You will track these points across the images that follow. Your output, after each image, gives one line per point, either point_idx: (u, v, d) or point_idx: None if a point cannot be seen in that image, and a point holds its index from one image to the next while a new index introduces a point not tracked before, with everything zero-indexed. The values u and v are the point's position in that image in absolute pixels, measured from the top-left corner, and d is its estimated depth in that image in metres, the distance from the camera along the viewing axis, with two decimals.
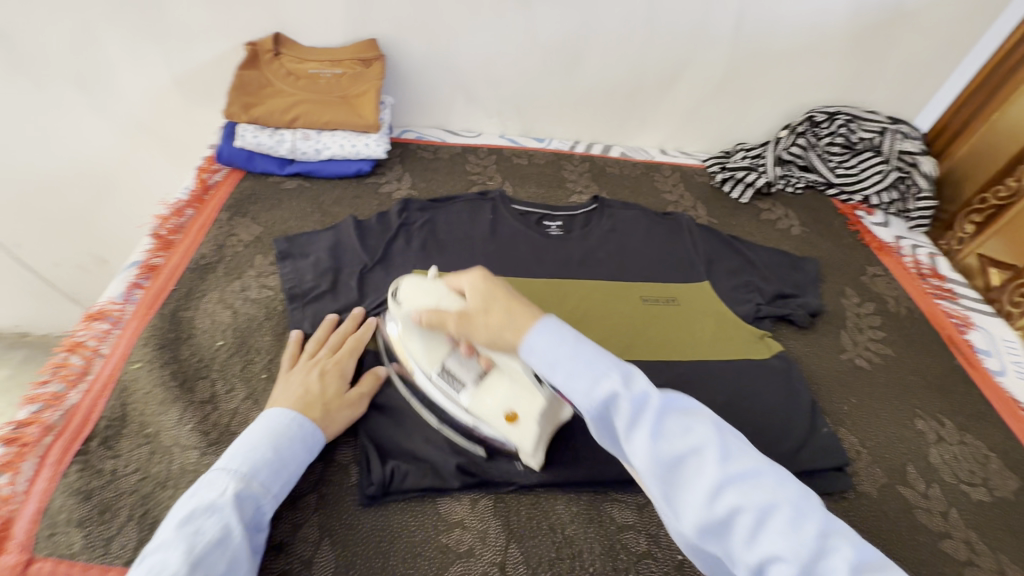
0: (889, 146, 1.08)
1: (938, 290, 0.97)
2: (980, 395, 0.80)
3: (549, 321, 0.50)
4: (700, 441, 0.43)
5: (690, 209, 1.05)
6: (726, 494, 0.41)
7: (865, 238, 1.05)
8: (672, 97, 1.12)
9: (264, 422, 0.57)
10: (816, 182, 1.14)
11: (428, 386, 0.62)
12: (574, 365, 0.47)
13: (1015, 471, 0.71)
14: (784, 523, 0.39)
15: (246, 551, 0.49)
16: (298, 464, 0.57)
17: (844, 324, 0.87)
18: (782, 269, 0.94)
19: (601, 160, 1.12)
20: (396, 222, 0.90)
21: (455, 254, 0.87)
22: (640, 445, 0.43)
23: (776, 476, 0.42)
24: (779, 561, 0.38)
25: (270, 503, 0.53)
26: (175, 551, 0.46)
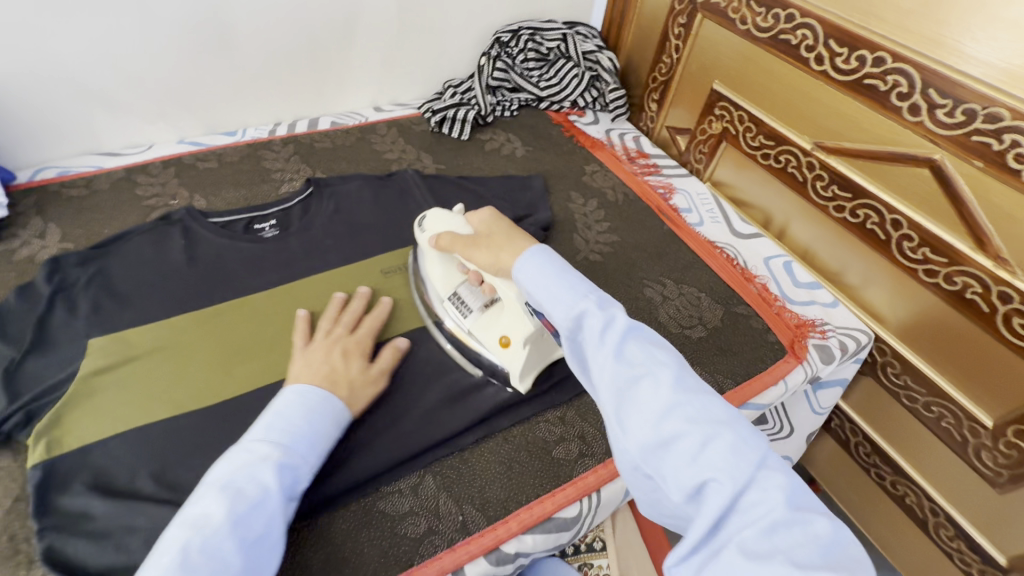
0: (573, 49, 1.15)
1: (645, 167, 1.10)
2: (687, 248, 0.93)
3: (551, 250, 0.58)
4: (658, 367, 0.49)
5: (415, 161, 1.00)
6: (674, 418, 0.46)
7: (579, 139, 1.12)
8: (359, 49, 1.04)
9: (297, 395, 0.57)
10: (528, 100, 1.18)
11: (438, 308, 0.72)
12: (562, 288, 0.54)
13: (719, 301, 0.85)
14: (726, 450, 0.44)
15: (282, 514, 0.50)
16: (328, 438, 0.57)
17: (575, 227, 0.93)
18: (512, 193, 0.97)
19: (308, 137, 1.01)
20: (47, 291, 0.70)
21: (142, 302, 0.72)
22: (604, 359, 0.50)
23: (732, 414, 0.47)
24: (713, 481, 0.43)
25: (308, 474, 0.54)
26: (217, 507, 0.47)
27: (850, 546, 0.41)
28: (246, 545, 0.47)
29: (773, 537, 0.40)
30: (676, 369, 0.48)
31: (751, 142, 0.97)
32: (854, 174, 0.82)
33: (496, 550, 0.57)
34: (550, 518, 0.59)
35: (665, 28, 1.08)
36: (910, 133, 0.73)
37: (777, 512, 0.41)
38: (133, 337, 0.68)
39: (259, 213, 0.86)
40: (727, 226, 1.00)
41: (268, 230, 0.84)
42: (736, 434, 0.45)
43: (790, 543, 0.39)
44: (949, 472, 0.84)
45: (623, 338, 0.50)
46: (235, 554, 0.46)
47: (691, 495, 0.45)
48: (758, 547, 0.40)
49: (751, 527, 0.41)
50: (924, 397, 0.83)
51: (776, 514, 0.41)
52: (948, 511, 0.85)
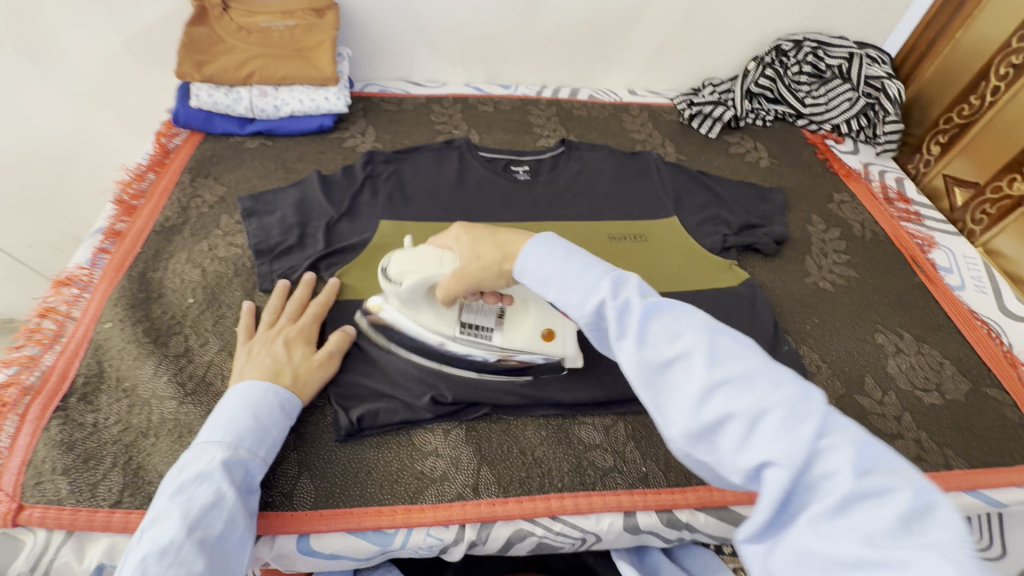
0: (856, 72, 1.07)
1: (904, 213, 0.99)
2: (940, 308, 0.82)
3: (554, 239, 0.52)
4: (685, 344, 0.41)
5: (659, 147, 1.04)
6: (711, 398, 0.38)
7: (832, 166, 1.05)
8: (638, 34, 1.10)
9: (239, 393, 0.56)
10: (785, 114, 1.13)
11: (454, 348, 0.65)
12: (571, 277, 0.48)
13: (967, 376, 0.75)
14: (776, 422, 0.36)
15: (244, 511, 0.50)
16: (279, 431, 0.57)
17: (809, 250, 0.88)
18: (747, 200, 0.95)
19: (568, 104, 1.10)
20: (362, 175, 0.89)
21: (421, 203, 0.87)
22: (627, 349, 0.42)
23: (772, 380, 0.38)
24: (770, 465, 0.35)
25: (260, 466, 0.54)
26: (172, 519, 0.46)
27: (952, 511, 0.31)
28: (210, 546, 0.46)
29: (853, 519, 0.31)
30: (701, 340, 0.40)
31: None
32: None
33: (671, 512, 0.59)
34: (727, 507, 0.60)
35: (989, 65, 0.95)
36: None
37: (847, 483, 0.32)
38: (411, 227, 0.83)
39: (517, 159, 0.96)
40: (995, 301, 0.86)
41: (522, 173, 0.95)
42: (781, 401, 0.37)
43: (878, 525, 0.31)
44: None
45: (642, 319, 0.43)
46: (202, 554, 0.45)
47: (749, 479, 0.37)
48: (833, 530, 0.32)
49: (818, 507, 0.33)
50: None
51: (843, 488, 0.32)
52: None
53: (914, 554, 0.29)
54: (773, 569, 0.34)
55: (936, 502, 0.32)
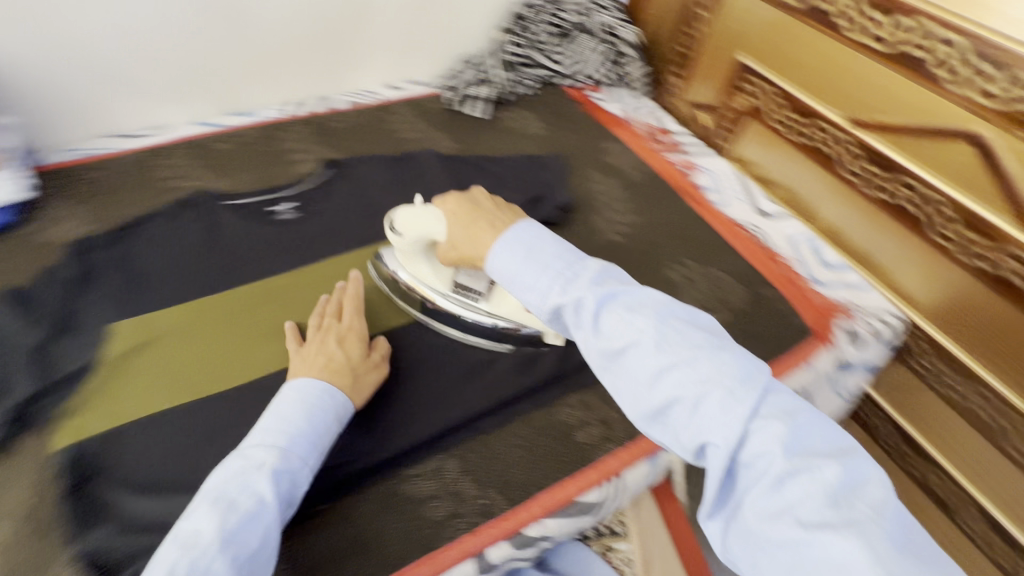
0: (592, 23, 1.11)
1: (667, 145, 1.06)
2: (711, 228, 0.90)
3: (519, 229, 0.56)
4: (641, 334, 0.47)
5: (431, 140, 0.98)
6: (665, 385, 0.45)
7: (598, 116, 1.09)
8: (372, 26, 1.01)
9: (295, 392, 0.55)
10: (546, 76, 1.14)
11: (444, 304, 0.70)
12: (532, 271, 0.53)
13: (744, 283, 0.83)
14: (719, 403, 0.43)
15: (279, 526, 0.48)
16: (330, 436, 0.55)
17: (595, 208, 0.91)
18: (531, 174, 0.94)
19: (322, 117, 0.99)
20: (72, 275, 0.71)
21: (162, 285, 0.72)
22: (585, 336, 0.49)
23: (720, 363, 0.45)
24: (712, 446, 0.43)
25: (307, 477, 0.52)
26: (209, 521, 0.46)
27: (867, 482, 0.40)
28: (242, 562, 0.45)
29: (782, 492, 0.40)
30: (653, 332, 0.46)
31: (780, 117, 0.93)
32: (891, 149, 0.78)
33: (520, 534, 0.56)
34: (573, 502, 0.58)
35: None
36: (955, 105, 0.70)
37: (779, 465, 0.40)
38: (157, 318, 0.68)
39: (276, 198, 0.84)
40: (752, 206, 0.96)
41: (286, 211, 0.83)
42: (726, 385, 0.44)
43: (800, 497, 0.39)
44: (979, 458, 0.82)
45: (597, 313, 0.49)
46: (232, 570, 0.44)
47: (698, 453, 0.45)
48: (771, 506, 0.40)
49: (760, 485, 0.41)
50: (957, 382, 0.81)
51: (778, 468, 0.40)
52: (978, 499, 0.83)
53: (835, 531, 0.37)
54: (730, 537, 0.43)
55: (858, 476, 0.40)
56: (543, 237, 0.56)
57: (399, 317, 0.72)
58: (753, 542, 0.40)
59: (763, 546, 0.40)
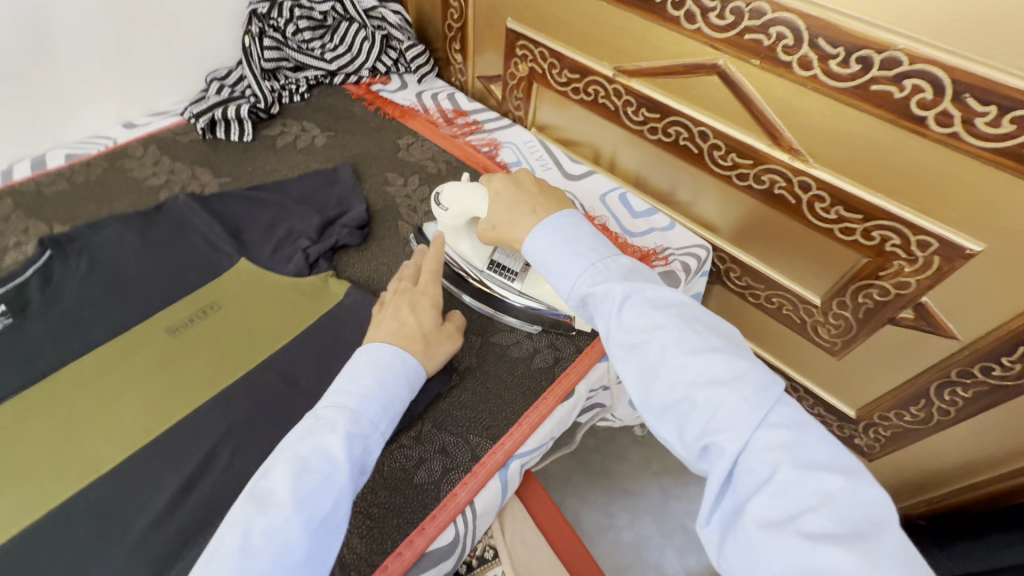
0: (352, 8, 0.99)
1: (465, 127, 1.01)
2: None
3: (559, 217, 0.58)
4: (658, 332, 0.47)
5: (189, 179, 0.83)
6: (683, 383, 0.45)
7: (387, 111, 1.00)
8: (66, 58, 0.81)
9: (368, 356, 0.55)
10: (319, 76, 1.03)
11: (485, 281, 0.70)
12: (563, 256, 0.55)
13: None
14: (730, 413, 0.43)
15: (347, 495, 0.46)
16: (402, 404, 0.54)
17: (398, 214, 0.83)
18: (317, 192, 0.84)
19: (31, 183, 0.78)
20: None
21: None
22: (609, 325, 0.50)
23: (737, 367, 0.44)
24: (715, 446, 0.43)
25: (377, 442, 0.51)
26: (284, 479, 0.44)
27: (873, 503, 0.39)
28: (315, 524, 0.43)
29: (784, 500, 0.39)
30: (673, 329, 0.46)
31: (559, 78, 0.92)
32: (654, 91, 0.80)
33: None
34: (424, 554, 0.53)
35: None
36: (689, 39, 0.72)
37: (786, 474, 0.40)
38: None
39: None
40: (559, 171, 0.95)
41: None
42: (744, 386, 0.44)
43: (804, 509, 0.38)
44: (799, 349, 0.91)
45: (623, 304, 0.49)
46: (300, 536, 0.42)
47: (703, 454, 0.45)
48: (773, 515, 0.39)
49: (760, 493, 0.40)
50: (765, 291, 0.88)
51: (786, 477, 0.40)
52: (805, 385, 0.94)
53: (838, 548, 0.36)
54: (723, 543, 0.42)
55: (871, 499, 0.39)
56: (574, 227, 0.57)
57: (178, 409, 0.60)
58: (747, 548, 0.39)
59: (757, 556, 0.38)
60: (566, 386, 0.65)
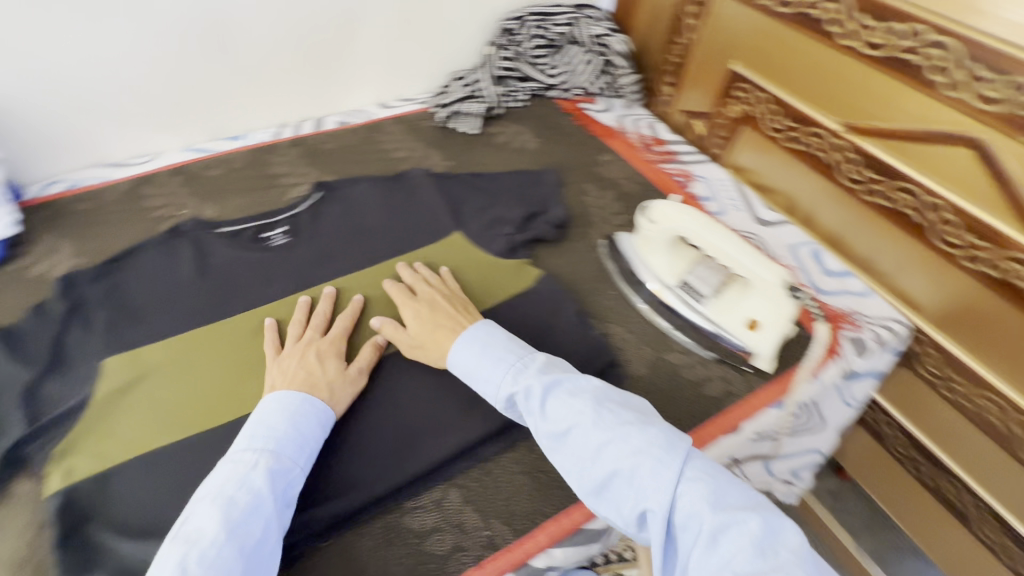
0: (581, 33, 1.11)
1: (662, 155, 1.05)
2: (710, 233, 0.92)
3: (477, 328, 0.66)
4: (579, 418, 0.55)
5: (424, 158, 0.98)
6: (606, 457, 0.53)
7: (592, 128, 1.08)
8: (360, 46, 1.01)
9: (275, 403, 0.57)
10: (537, 90, 1.13)
11: (669, 297, 0.74)
12: (486, 365, 0.62)
13: None
14: (650, 471, 0.51)
15: (278, 519, 0.50)
16: (318, 443, 0.57)
17: (592, 223, 0.90)
18: (523, 189, 0.93)
19: (313, 139, 0.98)
20: (62, 311, 0.69)
21: (153, 320, 0.70)
22: (536, 423, 0.57)
23: (651, 437, 0.53)
24: (651, 511, 0.50)
25: (299, 477, 0.54)
26: (210, 520, 0.48)
27: (785, 533, 0.46)
28: (248, 550, 0.47)
29: (717, 547, 0.46)
30: (592, 412, 0.55)
31: (774, 124, 0.92)
32: (887, 154, 0.77)
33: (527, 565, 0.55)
34: (578, 530, 0.58)
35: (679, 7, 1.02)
36: (950, 109, 0.69)
37: (710, 521, 0.47)
38: (151, 351, 0.67)
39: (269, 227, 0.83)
40: (751, 214, 0.95)
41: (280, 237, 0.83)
42: (659, 452, 0.52)
43: (733, 550, 0.45)
44: (983, 456, 0.81)
45: (545, 399, 0.58)
46: (236, 560, 0.46)
47: (640, 519, 0.51)
48: (709, 566, 0.45)
49: (698, 544, 0.47)
50: (966, 388, 0.79)
51: (711, 522, 0.47)
52: (993, 506, 0.82)
53: None
54: None
55: (783, 530, 0.46)
56: (496, 334, 0.65)
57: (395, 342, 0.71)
58: None
59: None
60: (734, 420, 0.66)
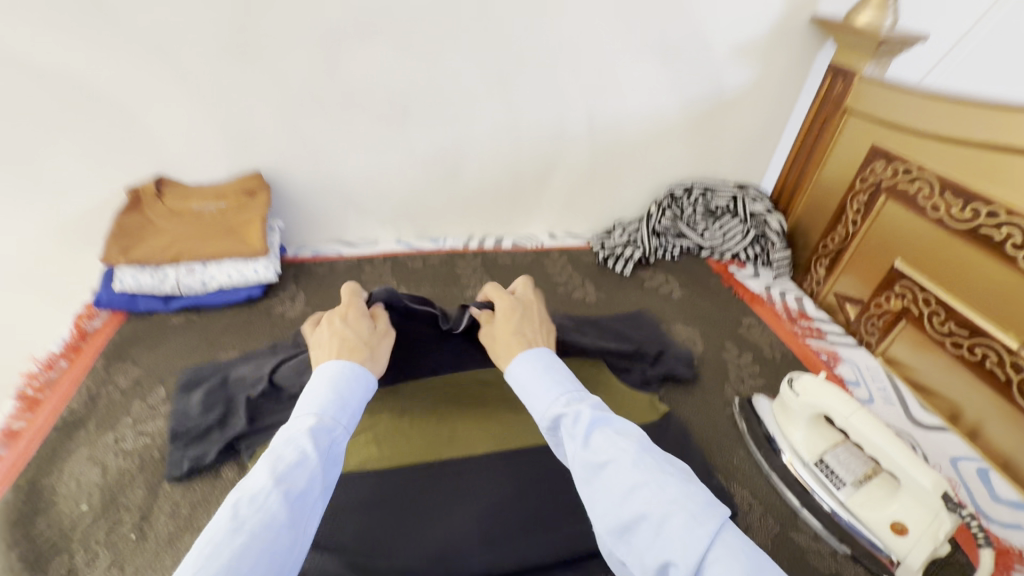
0: (742, 208, 1.23)
1: (808, 329, 1.08)
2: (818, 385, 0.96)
3: (538, 351, 0.58)
4: (621, 453, 0.45)
5: (579, 287, 1.12)
6: (634, 497, 0.42)
7: (738, 291, 1.15)
8: (550, 188, 1.22)
9: (320, 373, 0.56)
10: (691, 248, 1.25)
11: (803, 472, 0.73)
12: (539, 386, 0.54)
13: None
14: (680, 528, 0.39)
15: (322, 478, 0.49)
16: (359, 410, 0.56)
17: (727, 378, 0.93)
18: (662, 332, 1.01)
19: (493, 254, 1.19)
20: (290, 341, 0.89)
21: None
22: (573, 450, 0.47)
23: (687, 490, 0.42)
24: (672, 566, 0.39)
25: (341, 436, 0.53)
26: (262, 473, 0.48)
27: None
28: (291, 497, 0.45)
29: None
30: (637, 450, 0.44)
31: (939, 327, 0.90)
32: None
33: None
34: None
35: (844, 201, 1.09)
36: None
37: None
38: None
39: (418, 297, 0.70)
40: (903, 411, 0.91)
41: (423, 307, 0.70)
42: (689, 507, 0.40)
43: None
44: None
45: (590, 429, 0.47)
46: (282, 505, 0.45)
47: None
48: None
49: None
50: None
51: None
52: None
53: None
54: None
55: None
56: (559, 365, 0.57)
57: None
58: None
59: None
60: None
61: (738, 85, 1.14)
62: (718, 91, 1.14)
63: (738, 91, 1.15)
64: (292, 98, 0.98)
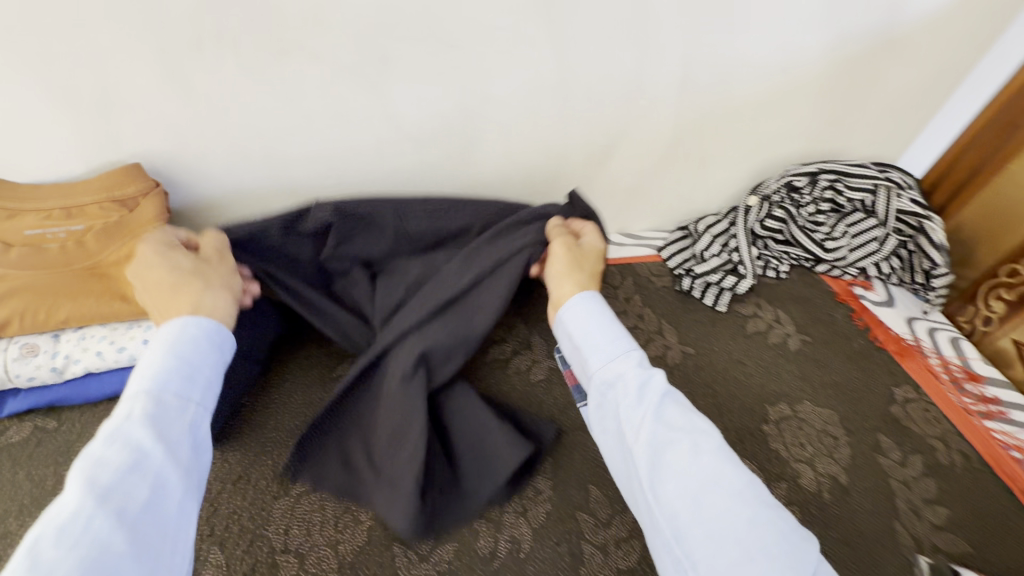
0: (885, 206, 0.83)
1: (983, 404, 0.74)
2: (1006, 492, 0.65)
3: (592, 293, 0.58)
4: (697, 434, 0.46)
5: (655, 336, 0.75)
6: (716, 495, 0.42)
7: (879, 338, 0.79)
8: (607, 175, 0.81)
9: (161, 331, 0.47)
10: (801, 258, 0.88)
11: None
12: (600, 337, 0.54)
13: (1001, 536, 0.61)
14: (775, 540, 0.40)
15: (174, 472, 0.40)
16: (206, 366, 0.47)
17: (896, 510, 0.61)
18: (784, 417, 0.68)
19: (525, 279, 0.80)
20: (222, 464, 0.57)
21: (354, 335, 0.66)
22: (637, 413, 0.47)
23: (771, 499, 0.43)
24: None
25: (191, 419, 0.44)
26: (84, 476, 0.37)
27: None
28: (125, 517, 0.36)
29: None
30: (715, 436, 0.46)
31: None
32: None
33: None
34: None
35: None
36: None
37: None
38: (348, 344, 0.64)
39: None
40: None
41: None
42: (778, 529, 0.41)
43: None
44: None
45: (660, 400, 0.48)
46: (116, 529, 0.35)
47: None
48: None
49: None
50: None
51: None
52: None
53: None
54: None
55: None
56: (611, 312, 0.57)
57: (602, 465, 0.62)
58: None
59: None
60: None
61: (925, 14, 0.70)
62: (890, 23, 0.70)
63: (921, 24, 0.72)
64: (181, 35, 0.54)
